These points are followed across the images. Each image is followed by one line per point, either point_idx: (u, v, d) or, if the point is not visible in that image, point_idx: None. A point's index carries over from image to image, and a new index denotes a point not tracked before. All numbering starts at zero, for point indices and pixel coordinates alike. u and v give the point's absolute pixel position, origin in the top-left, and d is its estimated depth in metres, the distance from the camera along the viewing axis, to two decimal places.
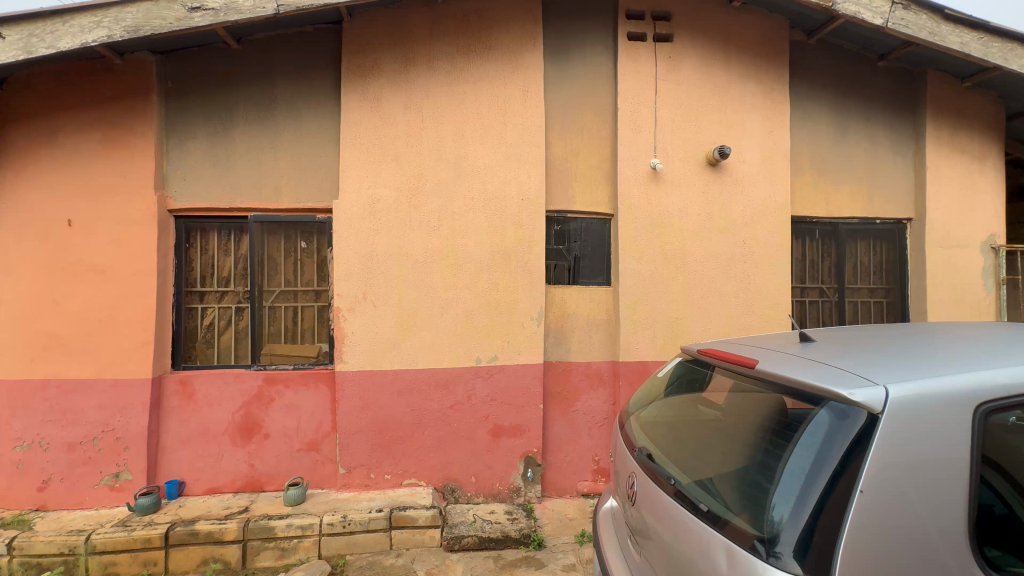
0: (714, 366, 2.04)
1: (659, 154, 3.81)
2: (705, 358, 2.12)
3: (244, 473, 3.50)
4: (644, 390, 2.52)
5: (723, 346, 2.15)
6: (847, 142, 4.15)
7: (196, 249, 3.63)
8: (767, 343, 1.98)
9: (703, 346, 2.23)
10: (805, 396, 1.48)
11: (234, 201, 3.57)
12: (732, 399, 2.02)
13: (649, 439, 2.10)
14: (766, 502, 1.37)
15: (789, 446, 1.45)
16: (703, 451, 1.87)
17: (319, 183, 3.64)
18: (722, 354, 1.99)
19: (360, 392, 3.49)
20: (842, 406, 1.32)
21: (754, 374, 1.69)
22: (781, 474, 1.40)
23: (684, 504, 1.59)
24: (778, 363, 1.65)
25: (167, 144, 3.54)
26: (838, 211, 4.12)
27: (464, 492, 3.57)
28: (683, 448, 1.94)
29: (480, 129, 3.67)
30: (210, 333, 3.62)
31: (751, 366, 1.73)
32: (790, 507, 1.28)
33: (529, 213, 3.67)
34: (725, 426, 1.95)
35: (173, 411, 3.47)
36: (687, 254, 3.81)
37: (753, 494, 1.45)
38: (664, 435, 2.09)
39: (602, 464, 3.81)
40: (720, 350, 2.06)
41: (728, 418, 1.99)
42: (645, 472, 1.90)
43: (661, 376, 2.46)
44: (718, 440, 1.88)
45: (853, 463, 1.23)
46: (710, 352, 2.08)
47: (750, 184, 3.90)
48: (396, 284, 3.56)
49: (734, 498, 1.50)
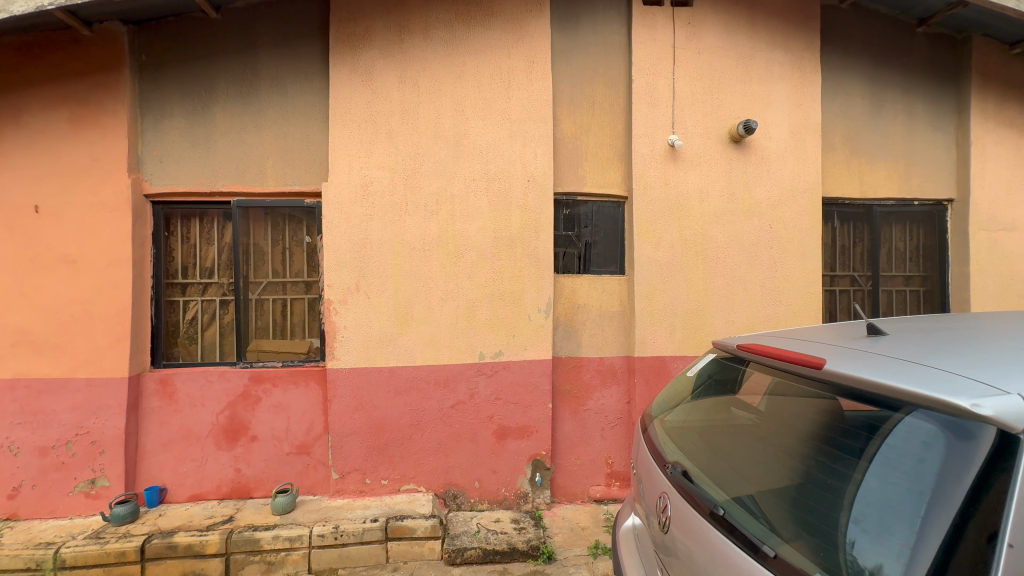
0: (762, 365, 1.76)
1: (678, 129, 3.48)
2: (748, 356, 1.83)
3: (229, 478, 3.24)
4: (668, 392, 2.30)
5: (769, 339, 1.85)
6: (884, 116, 3.79)
7: (176, 237, 3.39)
8: (822, 335, 1.67)
9: (743, 340, 1.95)
10: (898, 407, 1.18)
11: (215, 184, 3.29)
12: (774, 400, 1.78)
13: (680, 450, 1.87)
14: (836, 539, 1.12)
15: (861, 465, 1.20)
16: (741, 462, 1.65)
17: (307, 163, 3.35)
18: (775, 352, 1.67)
19: (353, 390, 3.22)
20: (963, 423, 1.03)
21: (820, 373, 1.40)
22: (852, 501, 1.15)
23: (742, 545, 1.29)
24: (853, 361, 1.34)
25: (142, 123, 3.26)
26: (873, 192, 3.78)
27: (467, 498, 3.30)
28: (719, 460, 1.72)
29: (481, 104, 3.36)
30: (193, 328, 3.39)
31: (819, 365, 1.41)
32: (901, 563, 0.98)
33: (536, 195, 3.37)
34: (762, 432, 1.74)
35: (153, 412, 3.22)
36: (708, 239, 3.49)
37: (811, 524, 1.22)
38: (692, 445, 1.87)
39: (616, 468, 3.52)
40: (770, 345, 1.73)
41: (768, 422, 1.78)
42: (675, 488, 1.67)
43: (689, 376, 2.25)
44: (758, 450, 1.66)
45: (988, 504, 0.93)
46: (758, 350, 1.77)
47: (778, 163, 3.57)
48: (392, 273, 3.28)
49: (787, 526, 1.27)
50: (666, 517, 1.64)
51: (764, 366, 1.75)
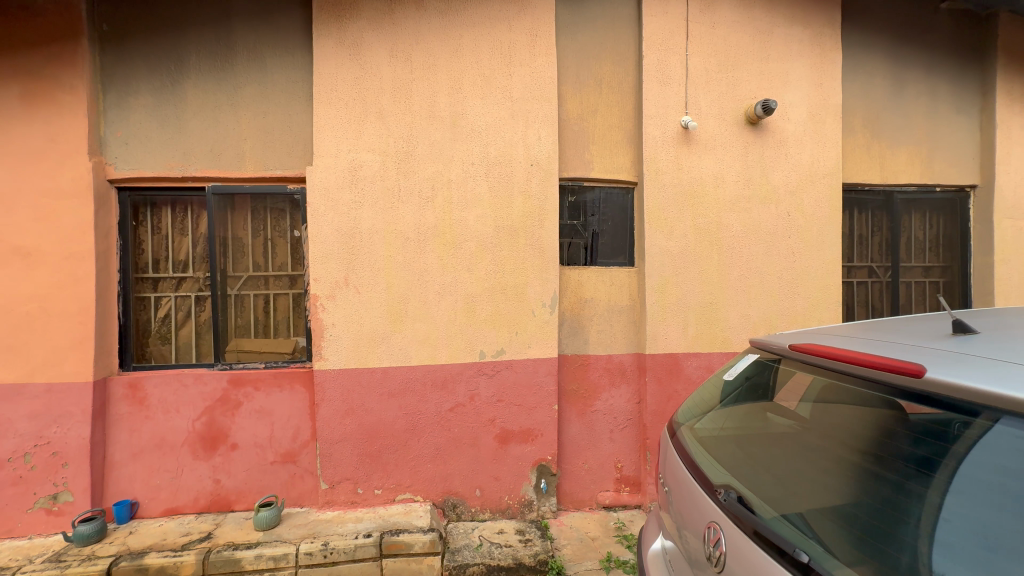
0: (822, 369, 1.51)
1: (691, 110, 3.24)
2: (805, 358, 1.58)
3: (208, 490, 2.97)
4: (695, 398, 2.11)
5: (831, 339, 1.58)
6: (906, 97, 3.58)
7: (146, 228, 3.09)
8: (895, 333, 1.44)
9: (797, 340, 1.68)
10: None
11: (187, 168, 2.99)
12: (820, 409, 1.62)
13: (719, 465, 1.66)
14: (917, 572, 1.00)
15: (938, 483, 1.09)
16: (784, 471, 1.52)
17: (289, 146, 3.06)
18: (844, 352, 1.41)
19: (343, 393, 2.97)
20: None
21: (921, 382, 1.16)
22: (933, 528, 1.04)
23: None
24: (963, 365, 1.11)
25: (103, 101, 2.94)
26: (893, 178, 3.57)
27: (467, 508, 3.07)
28: (758, 468, 1.58)
29: (480, 81, 3.09)
30: (166, 327, 3.11)
31: (920, 373, 1.16)
32: None
33: (540, 180, 3.12)
34: (804, 440, 1.60)
35: (122, 419, 2.93)
36: (723, 228, 3.27)
37: (881, 550, 1.10)
38: (726, 452, 1.72)
39: (626, 472, 3.30)
40: (835, 345, 1.49)
41: (812, 427, 1.63)
42: (711, 502, 1.51)
43: (718, 380, 2.08)
44: (800, 458, 1.53)
45: None
46: (819, 351, 1.51)
47: (797, 147, 3.34)
48: (384, 265, 3.01)
49: (847, 551, 1.14)
50: (720, 551, 1.36)
51: (825, 371, 1.50)
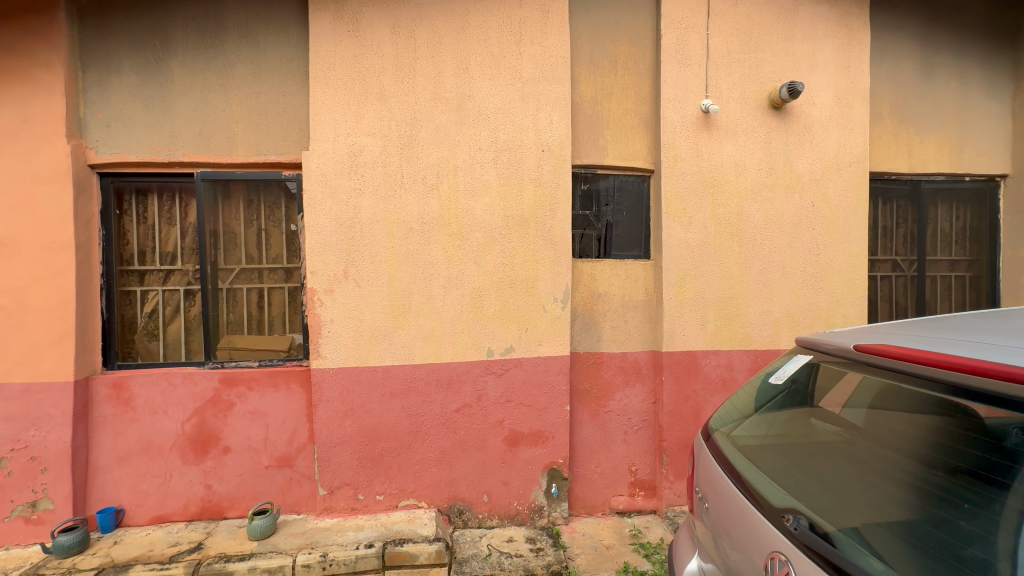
0: (896, 371, 1.31)
1: (712, 93, 3.05)
2: (882, 362, 1.35)
3: (199, 497, 2.80)
4: (729, 403, 1.94)
5: (901, 337, 1.40)
6: (935, 81, 3.40)
7: (131, 217, 2.89)
8: (982, 333, 1.27)
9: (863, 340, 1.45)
10: None
11: (173, 153, 2.79)
12: (877, 415, 1.51)
13: (766, 472, 1.52)
14: None
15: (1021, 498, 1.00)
16: (831, 481, 1.42)
17: (283, 130, 2.86)
18: (933, 354, 1.21)
19: (343, 393, 2.79)
20: None
21: None
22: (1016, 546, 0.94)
23: None
24: None
25: (83, 80, 2.73)
26: (921, 166, 3.40)
27: (474, 514, 2.90)
28: (802, 474, 1.47)
29: (487, 60, 2.89)
30: (154, 323, 2.92)
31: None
32: None
33: (552, 167, 2.93)
34: (853, 453, 1.50)
35: (105, 422, 2.74)
36: (745, 218, 3.09)
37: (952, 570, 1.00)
38: (766, 455, 1.59)
39: (640, 476, 3.14)
40: (910, 344, 1.31)
41: (862, 439, 1.53)
42: (752, 507, 1.39)
43: (753, 384, 1.93)
44: (850, 470, 1.43)
45: None
46: (903, 352, 1.29)
47: (823, 133, 3.16)
48: (385, 257, 2.82)
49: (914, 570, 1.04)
50: None
51: (905, 375, 1.30)
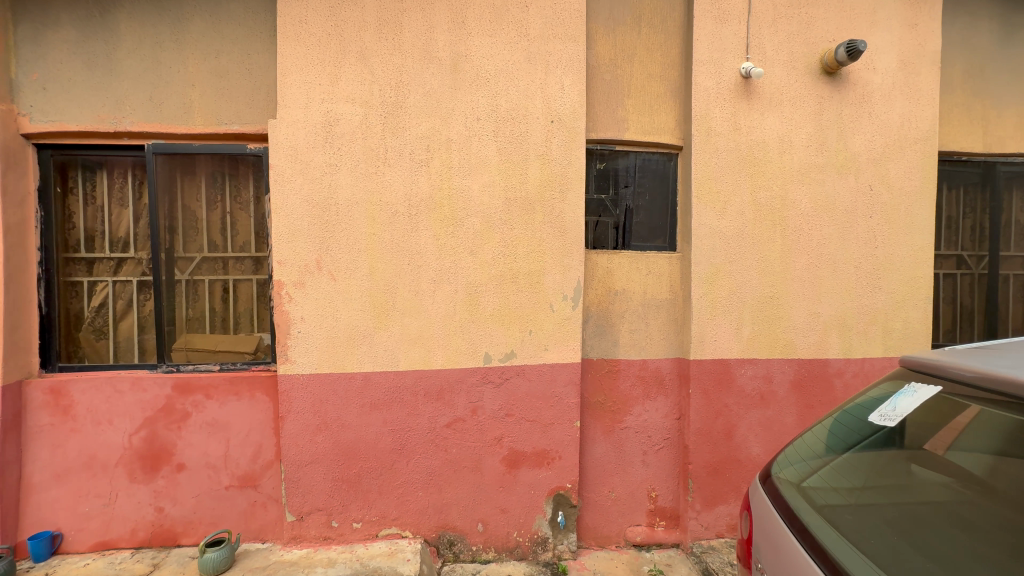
0: None
1: (753, 55, 2.57)
2: None
3: (149, 520, 2.42)
4: (792, 445, 1.50)
5: None
6: (1016, 46, 2.89)
7: (76, 197, 2.50)
8: None
9: None
10: None
11: (121, 122, 2.39)
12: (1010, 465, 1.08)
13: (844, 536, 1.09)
14: None
15: None
16: (942, 556, 1.00)
17: (248, 96, 2.45)
18: None
19: (314, 405, 2.39)
20: None
21: None
22: None
23: None
24: None
25: (15, 35, 2.34)
26: (999, 145, 2.88)
27: (467, 546, 2.49)
28: (898, 543, 1.05)
29: (488, 14, 2.44)
30: (102, 319, 2.53)
31: None
32: None
33: (562, 141, 2.48)
34: (969, 516, 1.07)
35: (41, 433, 2.37)
36: (790, 204, 2.62)
37: None
38: (843, 512, 1.17)
39: (661, 503, 2.71)
40: None
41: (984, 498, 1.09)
42: None
43: (822, 424, 1.49)
44: (966, 542, 1.01)
45: None
46: None
47: (883, 103, 2.68)
48: (365, 245, 2.41)
49: None
50: None
51: None
